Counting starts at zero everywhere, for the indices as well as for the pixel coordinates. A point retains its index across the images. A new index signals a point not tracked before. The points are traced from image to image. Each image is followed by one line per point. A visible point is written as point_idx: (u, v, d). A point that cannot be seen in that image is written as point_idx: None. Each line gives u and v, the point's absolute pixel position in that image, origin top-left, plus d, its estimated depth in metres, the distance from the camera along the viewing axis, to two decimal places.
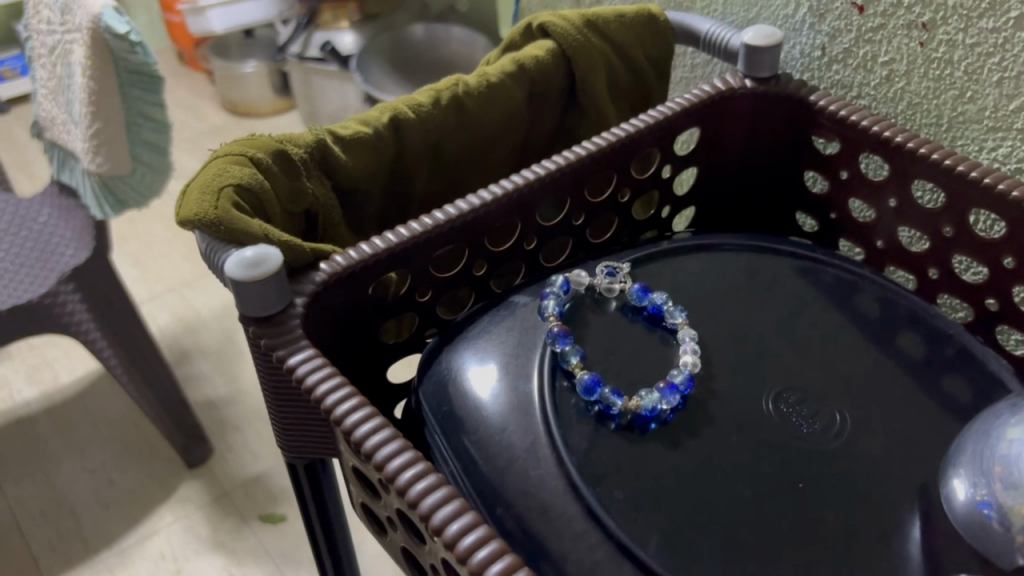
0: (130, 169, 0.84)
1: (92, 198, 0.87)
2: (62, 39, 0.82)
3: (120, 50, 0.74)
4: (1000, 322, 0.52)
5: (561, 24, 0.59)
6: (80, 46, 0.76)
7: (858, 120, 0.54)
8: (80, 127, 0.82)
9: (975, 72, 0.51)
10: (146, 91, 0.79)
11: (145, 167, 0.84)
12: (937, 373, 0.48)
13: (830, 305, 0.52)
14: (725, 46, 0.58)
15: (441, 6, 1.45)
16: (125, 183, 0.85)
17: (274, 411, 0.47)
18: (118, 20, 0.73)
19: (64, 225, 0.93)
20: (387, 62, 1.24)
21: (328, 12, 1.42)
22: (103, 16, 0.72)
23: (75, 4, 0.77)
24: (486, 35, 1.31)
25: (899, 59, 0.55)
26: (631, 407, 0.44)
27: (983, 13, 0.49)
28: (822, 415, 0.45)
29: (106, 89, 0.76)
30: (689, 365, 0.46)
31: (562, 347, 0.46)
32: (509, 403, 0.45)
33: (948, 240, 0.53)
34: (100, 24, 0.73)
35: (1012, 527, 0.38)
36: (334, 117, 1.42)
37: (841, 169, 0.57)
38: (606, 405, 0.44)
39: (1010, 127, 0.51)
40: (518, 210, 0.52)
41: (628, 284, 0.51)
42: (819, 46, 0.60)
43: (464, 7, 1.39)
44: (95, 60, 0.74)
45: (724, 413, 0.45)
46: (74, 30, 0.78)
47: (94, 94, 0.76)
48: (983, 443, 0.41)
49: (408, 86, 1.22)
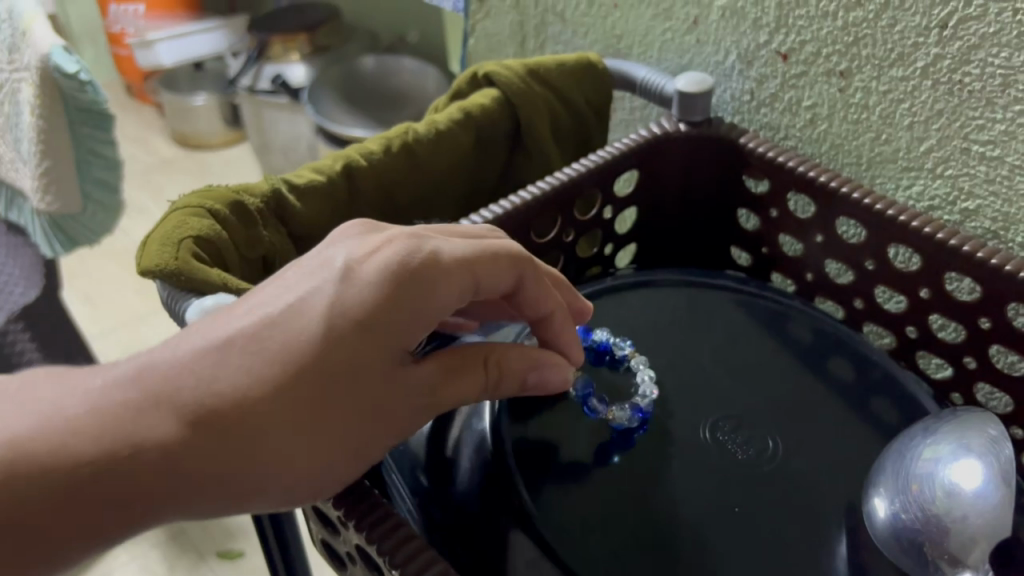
0: (82, 208, 0.85)
1: (43, 239, 0.88)
2: (10, 77, 0.83)
3: (71, 90, 0.76)
4: (921, 348, 0.56)
5: (507, 74, 0.62)
6: (30, 85, 0.78)
7: (785, 161, 0.58)
8: (29, 166, 0.83)
9: (889, 116, 0.56)
10: (97, 130, 0.80)
11: (95, 205, 0.85)
12: (866, 397, 0.52)
13: (766, 334, 0.56)
14: (660, 91, 0.62)
15: (392, 39, 1.48)
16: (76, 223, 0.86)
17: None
18: (67, 58, 0.75)
19: (11, 262, 0.93)
20: (337, 95, 1.26)
21: (278, 46, 1.42)
22: (52, 56, 0.74)
23: (23, 44, 0.79)
24: (436, 67, 1.35)
25: (821, 103, 0.59)
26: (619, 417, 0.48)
27: (893, 63, 0.54)
28: (756, 441, 0.48)
29: (56, 127, 0.78)
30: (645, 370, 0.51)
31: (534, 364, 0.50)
32: (461, 441, 0.47)
33: (871, 273, 0.56)
34: (49, 63, 0.74)
35: (925, 541, 0.42)
36: (285, 150, 1.44)
37: (771, 207, 0.61)
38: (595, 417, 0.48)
39: (922, 167, 0.55)
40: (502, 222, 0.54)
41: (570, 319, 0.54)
42: (748, 90, 0.63)
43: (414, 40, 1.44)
44: (44, 100, 0.76)
45: (664, 443, 0.48)
46: (23, 69, 0.80)
47: (43, 134, 0.78)
48: (900, 463, 0.44)
49: (361, 116, 1.23)
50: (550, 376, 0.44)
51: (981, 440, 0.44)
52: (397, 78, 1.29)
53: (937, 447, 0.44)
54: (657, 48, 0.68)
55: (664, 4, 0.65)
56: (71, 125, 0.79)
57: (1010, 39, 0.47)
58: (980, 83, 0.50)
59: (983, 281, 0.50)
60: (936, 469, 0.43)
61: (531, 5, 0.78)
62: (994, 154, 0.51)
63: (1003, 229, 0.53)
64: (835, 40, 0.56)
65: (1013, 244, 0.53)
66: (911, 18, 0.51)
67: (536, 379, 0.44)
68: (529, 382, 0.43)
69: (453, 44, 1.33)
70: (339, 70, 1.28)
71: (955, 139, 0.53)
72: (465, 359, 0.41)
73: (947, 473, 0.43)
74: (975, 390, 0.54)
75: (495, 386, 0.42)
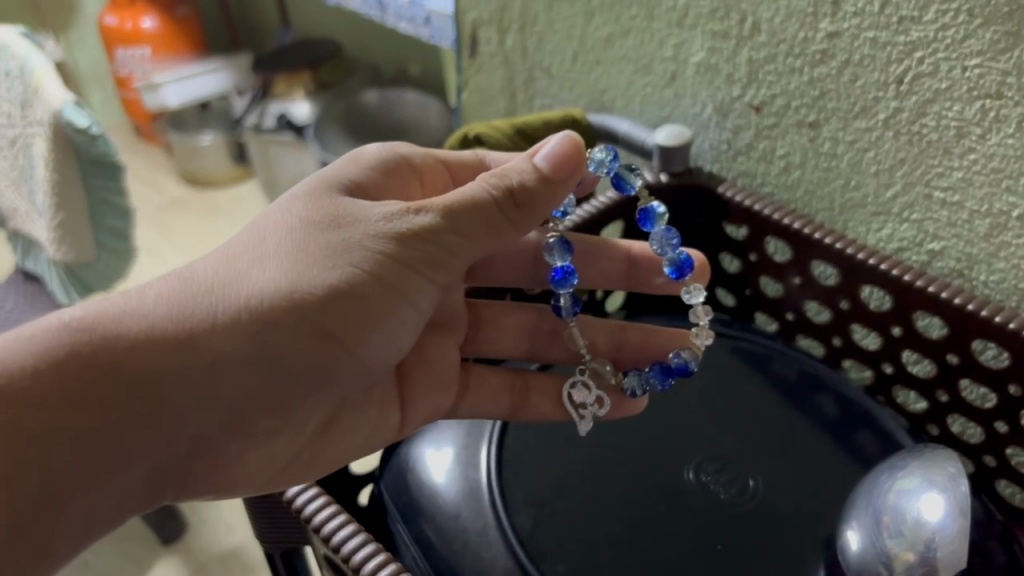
0: (97, 255, 0.89)
1: (59, 286, 0.91)
2: (24, 132, 0.87)
3: (83, 143, 0.80)
4: (896, 383, 0.59)
5: (493, 133, 0.68)
6: (42, 139, 0.82)
7: (762, 209, 0.61)
8: (44, 218, 0.86)
9: (857, 165, 0.59)
10: (108, 180, 0.85)
11: (110, 252, 0.89)
12: (849, 432, 0.55)
13: (751, 373, 0.59)
14: (642, 145, 0.67)
15: (394, 73, 1.52)
16: (91, 270, 0.90)
17: (253, 509, 0.53)
18: (78, 113, 0.79)
19: (29, 308, 0.94)
20: (343, 129, 1.28)
21: (283, 83, 1.45)
22: (65, 112, 0.78)
23: (35, 100, 0.83)
24: (437, 97, 1.38)
25: (793, 152, 0.63)
26: (697, 349, 0.55)
27: (857, 116, 0.57)
28: (738, 480, 0.51)
29: (70, 179, 0.82)
30: (606, 150, 0.52)
31: (552, 245, 0.54)
32: (460, 491, 0.51)
33: (847, 312, 0.60)
34: (61, 119, 0.78)
35: (895, 570, 0.44)
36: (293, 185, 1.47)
37: (751, 251, 0.64)
38: (680, 370, 0.55)
39: (890, 211, 0.59)
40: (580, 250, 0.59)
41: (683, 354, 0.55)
42: (725, 140, 0.67)
43: (415, 72, 1.48)
44: (58, 154, 0.80)
45: (652, 484, 0.51)
46: (36, 124, 0.83)
47: (57, 186, 0.82)
48: (875, 497, 0.47)
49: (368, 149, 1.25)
50: (557, 154, 0.46)
51: (942, 474, 0.47)
52: (402, 109, 1.31)
53: (908, 481, 0.47)
54: (638, 101, 0.72)
55: (643, 60, 0.69)
56: (84, 175, 0.83)
57: (961, 94, 0.51)
58: (937, 134, 0.53)
59: (950, 320, 0.53)
60: (903, 501, 0.46)
61: (520, 60, 0.82)
62: (954, 200, 0.54)
63: (968, 269, 0.56)
64: (803, 94, 0.59)
65: (977, 282, 0.56)
66: (870, 74, 0.55)
67: (548, 166, 0.46)
68: (550, 176, 0.46)
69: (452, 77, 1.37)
70: (341, 105, 1.31)
71: (917, 185, 0.56)
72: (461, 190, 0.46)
73: (917, 505, 0.45)
74: (947, 421, 0.57)
75: (509, 203, 0.46)
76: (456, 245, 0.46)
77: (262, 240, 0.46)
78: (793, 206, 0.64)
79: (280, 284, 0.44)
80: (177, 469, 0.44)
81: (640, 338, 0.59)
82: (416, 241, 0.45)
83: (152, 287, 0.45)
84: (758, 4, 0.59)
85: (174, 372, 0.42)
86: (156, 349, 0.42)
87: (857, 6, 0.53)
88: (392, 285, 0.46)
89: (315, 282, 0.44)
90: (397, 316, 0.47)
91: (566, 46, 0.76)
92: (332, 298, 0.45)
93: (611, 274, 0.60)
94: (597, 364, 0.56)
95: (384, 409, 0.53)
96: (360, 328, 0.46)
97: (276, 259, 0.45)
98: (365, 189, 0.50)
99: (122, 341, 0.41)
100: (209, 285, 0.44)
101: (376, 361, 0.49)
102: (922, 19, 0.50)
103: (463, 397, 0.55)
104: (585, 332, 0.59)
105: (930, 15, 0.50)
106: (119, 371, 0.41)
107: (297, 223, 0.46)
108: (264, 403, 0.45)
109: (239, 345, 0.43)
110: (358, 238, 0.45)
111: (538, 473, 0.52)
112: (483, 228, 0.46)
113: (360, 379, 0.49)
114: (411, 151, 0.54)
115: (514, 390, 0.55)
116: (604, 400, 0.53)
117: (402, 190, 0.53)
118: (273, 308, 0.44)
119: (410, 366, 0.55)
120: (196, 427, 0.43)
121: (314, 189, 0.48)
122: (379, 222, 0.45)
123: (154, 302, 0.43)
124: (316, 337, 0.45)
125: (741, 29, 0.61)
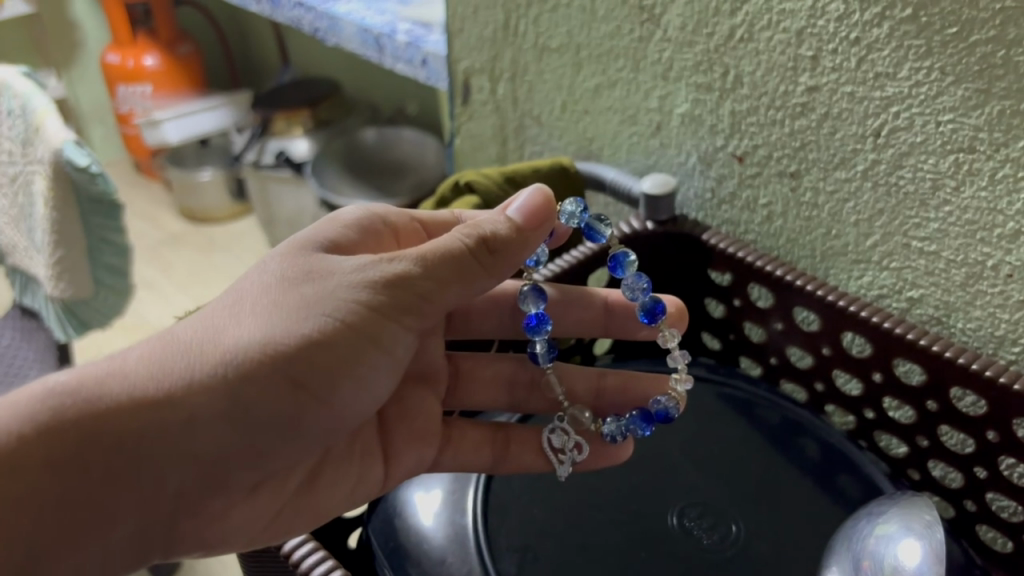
0: (94, 292, 0.90)
1: (55, 322, 0.92)
2: (24, 170, 0.88)
3: (83, 181, 0.82)
4: (878, 428, 0.60)
5: (486, 182, 0.70)
6: (42, 178, 0.83)
7: (745, 256, 0.63)
8: (42, 254, 0.87)
9: (837, 214, 0.60)
10: (106, 218, 0.86)
11: (107, 288, 0.90)
12: (830, 476, 0.56)
13: (734, 418, 0.60)
14: (628, 193, 0.68)
15: (391, 112, 1.55)
16: (89, 307, 0.91)
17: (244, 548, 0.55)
18: (78, 153, 0.81)
19: (26, 344, 0.95)
20: (340, 166, 1.30)
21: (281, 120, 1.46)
22: (65, 151, 0.80)
23: (37, 139, 0.85)
24: (433, 136, 1.40)
25: (776, 201, 0.64)
26: (678, 394, 0.56)
27: (837, 167, 0.58)
28: (720, 526, 0.52)
29: (69, 216, 0.83)
30: (575, 202, 0.54)
31: (525, 294, 0.56)
32: (447, 538, 0.52)
33: (828, 357, 0.61)
34: (62, 158, 0.80)
35: None
36: (289, 222, 1.49)
37: (735, 297, 0.66)
38: (661, 416, 0.56)
39: (870, 260, 0.60)
40: (562, 296, 0.60)
41: (659, 402, 0.55)
42: (709, 189, 0.69)
43: (412, 111, 1.51)
44: (58, 192, 0.82)
45: (636, 530, 0.51)
46: (36, 162, 0.85)
47: (56, 224, 0.83)
48: (855, 542, 0.48)
49: (363, 186, 1.27)
50: (528, 206, 0.49)
51: (919, 521, 0.47)
52: (399, 147, 1.33)
53: (888, 526, 0.47)
54: (625, 149, 0.74)
55: (630, 110, 0.71)
56: (82, 213, 0.85)
57: (935, 148, 0.52)
58: (913, 186, 0.54)
59: (929, 367, 0.54)
60: (883, 546, 0.46)
61: (510, 108, 0.84)
62: (931, 249, 0.56)
63: (946, 316, 0.57)
64: (784, 145, 0.61)
65: (955, 329, 0.57)
66: (848, 127, 0.56)
67: (522, 219, 0.49)
68: (522, 227, 0.49)
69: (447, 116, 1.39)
70: (341, 144, 1.34)
71: (896, 235, 0.57)
72: (434, 242, 0.48)
73: (895, 549, 0.46)
74: (928, 466, 0.58)
75: (482, 249, 0.48)
76: (430, 292, 0.47)
77: (240, 298, 0.47)
78: (775, 254, 0.66)
79: (255, 335, 0.45)
80: (161, 523, 0.45)
81: (619, 384, 0.60)
82: (390, 288, 0.47)
83: (135, 349, 0.46)
84: (740, 58, 0.60)
85: (153, 429, 0.43)
86: (136, 406, 0.43)
87: (835, 62, 0.55)
88: (367, 334, 0.47)
89: (290, 332, 0.46)
90: (370, 366, 0.48)
91: (556, 96, 0.78)
92: (306, 349, 0.45)
93: (586, 321, 0.61)
94: (575, 410, 0.56)
95: (366, 464, 0.54)
96: (333, 379, 0.47)
97: (252, 313, 0.46)
98: (340, 246, 0.51)
99: (103, 401, 0.43)
100: (187, 342, 0.46)
101: (352, 413, 0.49)
102: (897, 76, 0.52)
103: (445, 449, 0.56)
104: (564, 378, 0.60)
105: (905, 72, 0.51)
106: (100, 430, 0.42)
107: (273, 279, 0.47)
108: (241, 458, 0.46)
109: (215, 398, 0.44)
110: (332, 288, 0.46)
111: (523, 519, 0.52)
112: (457, 276, 0.47)
113: (338, 428, 0.49)
114: (387, 211, 0.55)
115: (495, 441, 0.56)
116: (583, 445, 0.54)
117: (379, 247, 0.54)
118: (247, 361, 0.45)
119: (392, 420, 0.56)
120: (175, 484, 0.44)
121: (290, 247, 0.49)
122: (354, 274, 0.47)
123: (135, 361, 0.45)
124: (289, 389, 0.46)
125: (723, 81, 0.62)
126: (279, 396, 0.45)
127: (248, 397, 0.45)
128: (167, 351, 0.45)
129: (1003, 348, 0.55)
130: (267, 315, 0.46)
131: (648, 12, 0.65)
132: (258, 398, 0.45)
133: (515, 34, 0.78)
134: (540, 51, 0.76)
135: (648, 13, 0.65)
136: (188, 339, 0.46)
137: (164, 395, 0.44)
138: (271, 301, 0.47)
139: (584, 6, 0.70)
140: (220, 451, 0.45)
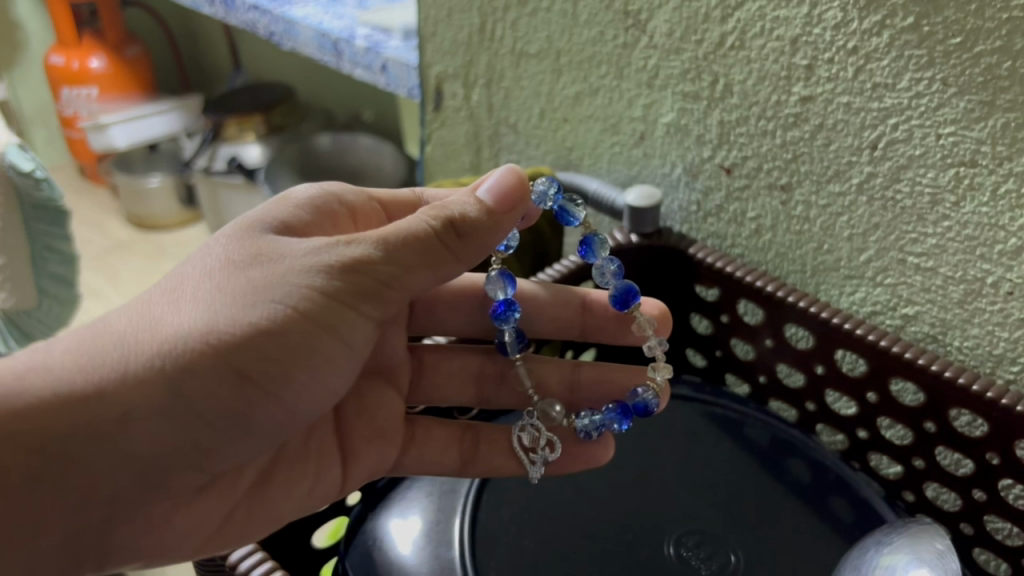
0: (37, 303, 0.84)
1: None
2: None
3: (27, 186, 0.77)
4: (871, 448, 0.59)
5: None
6: None
7: (733, 272, 0.61)
8: None
9: (829, 228, 0.59)
10: (52, 226, 0.81)
11: (49, 298, 0.85)
12: (824, 497, 0.54)
13: (726, 439, 0.58)
14: (611, 204, 0.66)
15: (349, 119, 1.51)
16: (30, 317, 0.86)
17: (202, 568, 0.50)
18: (22, 157, 0.76)
19: None
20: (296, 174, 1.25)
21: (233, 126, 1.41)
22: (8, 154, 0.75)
23: None
24: (393, 144, 1.36)
25: (765, 215, 0.62)
26: (657, 384, 0.54)
27: (831, 179, 0.57)
28: (719, 556, 0.50)
29: (12, 223, 0.78)
30: (548, 182, 0.51)
31: (495, 277, 0.53)
32: (433, 571, 0.49)
33: (821, 376, 0.59)
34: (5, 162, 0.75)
35: None
36: None
37: (722, 313, 0.64)
38: (639, 409, 0.54)
39: (863, 275, 0.58)
40: (543, 292, 0.58)
41: (647, 395, 0.53)
42: (694, 202, 0.67)
43: (369, 118, 1.47)
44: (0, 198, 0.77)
45: (631, 561, 0.49)
46: None
47: None
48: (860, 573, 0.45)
49: None
50: (502, 188, 0.46)
51: (929, 551, 0.45)
52: (356, 153, 1.29)
53: (894, 557, 0.45)
54: (606, 159, 0.72)
55: (612, 119, 0.69)
56: (26, 221, 0.80)
57: (935, 161, 0.50)
58: (911, 201, 0.53)
59: (926, 388, 0.53)
60: None
61: (485, 115, 0.81)
62: (928, 266, 0.54)
63: (942, 333, 0.56)
64: (775, 157, 0.59)
65: (951, 347, 0.56)
66: (844, 138, 0.54)
67: (492, 200, 0.46)
68: (492, 208, 0.46)
69: (410, 123, 1.35)
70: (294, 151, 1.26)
71: (891, 250, 0.56)
72: (396, 223, 0.45)
73: None
74: (924, 488, 0.57)
75: (450, 232, 0.45)
76: (392, 277, 0.44)
77: (181, 283, 0.44)
78: (768, 272, 0.64)
79: (197, 324, 0.42)
80: (96, 534, 0.42)
81: (595, 378, 0.58)
82: (347, 273, 0.43)
83: (64, 339, 0.42)
84: (730, 67, 0.58)
85: (85, 429, 0.40)
86: (64, 404, 0.39)
87: (831, 71, 0.53)
88: (322, 323, 0.43)
89: (235, 321, 0.42)
90: (328, 357, 0.45)
91: (533, 103, 0.75)
92: (255, 338, 0.42)
93: (561, 317, 0.58)
94: (546, 404, 0.53)
95: (325, 464, 0.51)
96: (285, 372, 0.43)
97: (194, 299, 0.43)
98: (292, 227, 0.48)
99: (26, 399, 0.39)
100: (119, 332, 0.42)
101: (307, 410, 0.46)
102: (897, 87, 0.50)
103: (408, 448, 0.54)
104: (535, 372, 0.57)
105: (904, 83, 0.50)
106: (26, 431, 0.39)
107: (217, 264, 0.44)
108: (184, 461, 0.43)
109: (151, 395, 0.41)
110: (282, 273, 0.43)
111: (513, 551, 0.49)
112: (424, 260, 0.44)
113: (289, 427, 0.46)
114: (342, 191, 0.52)
115: (463, 443, 0.54)
116: (557, 445, 0.52)
117: (336, 229, 0.51)
118: (188, 353, 0.41)
119: (350, 415, 0.53)
120: (112, 490, 0.41)
121: (237, 229, 0.46)
122: (307, 257, 0.43)
123: (62, 354, 0.41)
124: (237, 383, 0.42)
125: (712, 90, 0.60)
126: (224, 391, 0.42)
127: (190, 393, 0.41)
128: (98, 342, 0.41)
129: (1002, 367, 0.54)
130: (211, 303, 0.42)
131: (634, 17, 0.63)
132: (200, 394, 0.41)
133: (491, 38, 0.75)
134: (517, 56, 0.74)
135: (633, 19, 0.63)
136: (123, 329, 0.42)
137: (95, 391, 0.40)
138: (217, 287, 0.43)
139: (566, 11, 0.67)
140: (162, 452, 0.41)
